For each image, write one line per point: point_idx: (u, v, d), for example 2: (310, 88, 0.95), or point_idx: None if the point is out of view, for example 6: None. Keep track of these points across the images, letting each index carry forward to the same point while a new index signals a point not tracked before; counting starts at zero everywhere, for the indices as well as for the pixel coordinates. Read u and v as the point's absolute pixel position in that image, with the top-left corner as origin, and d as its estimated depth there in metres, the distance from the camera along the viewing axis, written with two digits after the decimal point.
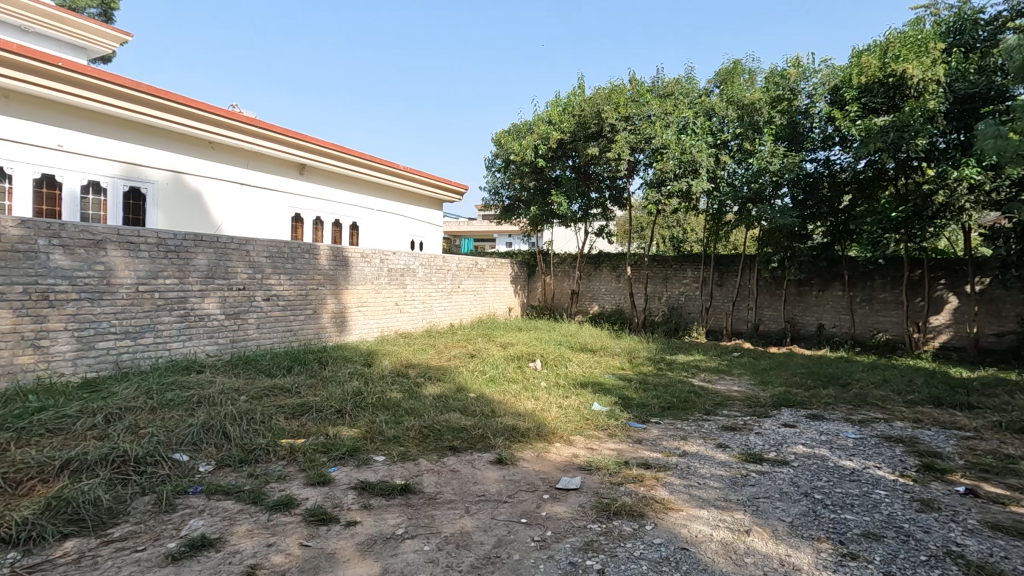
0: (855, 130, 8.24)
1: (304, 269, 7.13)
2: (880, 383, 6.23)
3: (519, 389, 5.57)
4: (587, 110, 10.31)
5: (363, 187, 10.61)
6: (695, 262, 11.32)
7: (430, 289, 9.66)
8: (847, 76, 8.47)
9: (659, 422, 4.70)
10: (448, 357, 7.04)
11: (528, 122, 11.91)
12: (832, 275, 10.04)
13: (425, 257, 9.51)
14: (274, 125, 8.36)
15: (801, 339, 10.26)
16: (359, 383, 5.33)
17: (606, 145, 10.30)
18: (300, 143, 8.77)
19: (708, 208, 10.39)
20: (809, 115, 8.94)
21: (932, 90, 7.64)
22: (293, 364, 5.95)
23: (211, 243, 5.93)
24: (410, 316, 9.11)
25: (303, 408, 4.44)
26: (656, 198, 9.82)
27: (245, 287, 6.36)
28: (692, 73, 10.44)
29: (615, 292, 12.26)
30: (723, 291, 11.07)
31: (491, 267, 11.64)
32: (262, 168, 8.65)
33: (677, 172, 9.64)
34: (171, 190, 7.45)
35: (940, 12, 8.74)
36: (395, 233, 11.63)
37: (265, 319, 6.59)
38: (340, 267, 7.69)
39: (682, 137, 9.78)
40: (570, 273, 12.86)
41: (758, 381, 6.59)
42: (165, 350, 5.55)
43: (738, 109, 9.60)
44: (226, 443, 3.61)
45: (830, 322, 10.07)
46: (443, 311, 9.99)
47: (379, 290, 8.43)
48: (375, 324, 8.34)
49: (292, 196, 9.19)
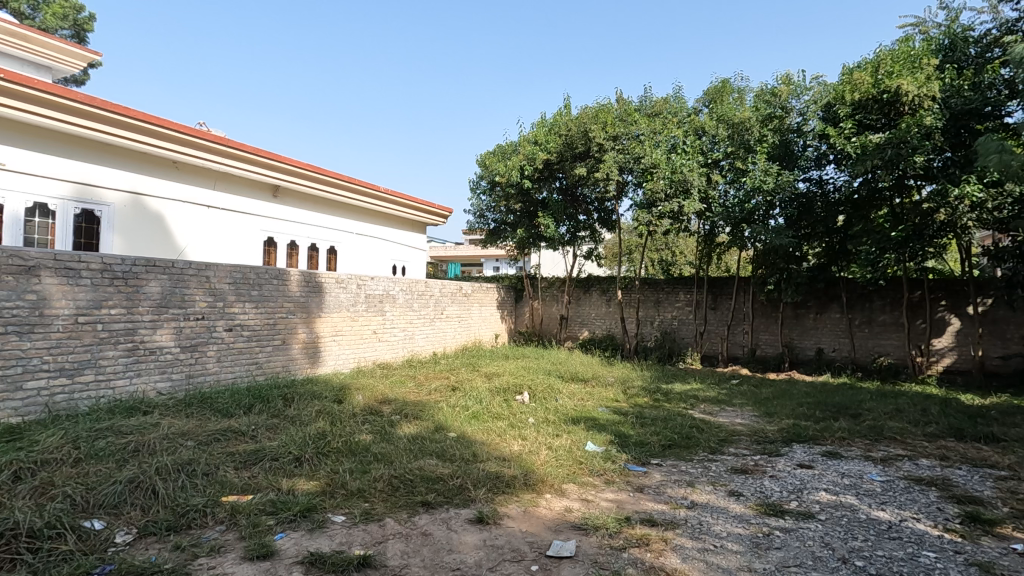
0: (850, 148, 7.97)
1: (272, 297, 6.59)
2: (894, 413, 5.78)
3: (504, 427, 5.04)
4: (574, 129, 10.04)
5: (341, 210, 10.15)
6: (687, 285, 10.95)
7: (411, 315, 9.14)
8: (840, 92, 8.22)
9: (660, 465, 4.20)
10: (429, 391, 6.49)
11: (514, 143, 11.58)
12: (829, 297, 9.70)
13: (406, 282, 9.01)
14: (245, 144, 7.90)
15: (799, 364, 9.84)
16: (325, 424, 4.77)
17: (595, 165, 10.05)
18: (272, 163, 8.32)
19: (700, 229, 10.06)
20: (802, 133, 8.70)
21: (927, 106, 7.41)
22: (254, 403, 5.38)
23: (164, 269, 5.40)
24: (389, 345, 8.57)
25: (256, 455, 3.88)
26: (647, 219, 9.44)
27: (204, 316, 5.81)
28: (680, 92, 10.19)
29: (605, 316, 11.82)
30: (717, 315, 10.68)
31: (476, 293, 11.17)
32: (232, 190, 8.17)
33: (667, 193, 9.31)
34: (129, 213, 6.93)
35: (929, 30, 8.59)
36: (376, 258, 11.15)
37: (226, 351, 6.02)
38: (312, 294, 7.17)
39: (672, 157, 9.46)
40: (558, 297, 12.41)
41: (763, 412, 6.11)
42: (109, 389, 4.96)
43: (728, 128, 9.33)
44: (154, 504, 3.06)
45: (829, 345, 9.69)
46: (425, 339, 9.46)
47: (356, 318, 7.90)
48: (351, 354, 7.80)
49: (265, 219, 8.70)
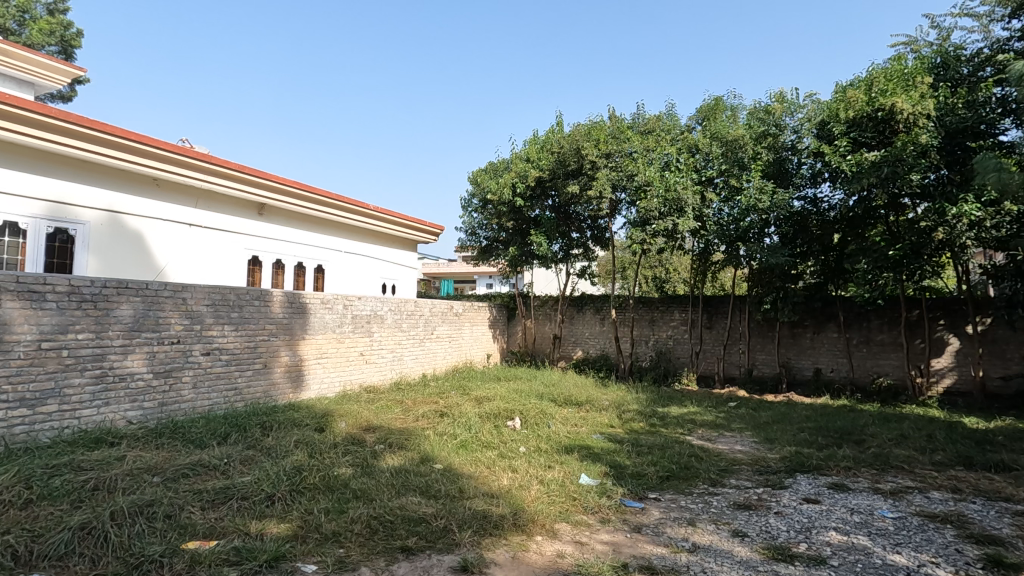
0: (846, 166, 7.85)
1: (253, 318, 6.34)
2: (899, 439, 5.57)
3: (494, 457, 4.78)
4: (566, 147, 9.92)
5: (329, 228, 9.94)
6: (682, 303, 10.78)
7: (400, 336, 8.89)
8: (834, 110, 8.14)
9: (658, 499, 3.96)
10: (416, 416, 6.23)
11: (506, 160, 11.45)
12: (826, 316, 9.54)
13: (394, 302, 8.77)
14: (229, 161, 7.70)
15: (797, 384, 9.64)
16: (302, 456, 4.48)
17: (588, 182, 9.91)
18: (258, 181, 8.13)
19: (695, 247, 9.92)
20: (797, 151, 8.60)
21: (922, 124, 7.32)
22: (230, 432, 5.09)
23: (137, 291, 5.15)
24: (377, 368, 8.30)
25: (224, 494, 3.59)
26: (641, 237, 9.22)
27: (179, 340, 5.54)
28: (673, 110, 10.12)
29: (599, 336, 11.60)
30: (713, 334, 10.49)
31: (468, 312, 10.94)
32: (215, 207, 7.94)
33: (662, 211, 9.15)
34: (106, 231, 6.68)
35: (921, 49, 8.58)
36: (365, 277, 10.93)
37: (203, 377, 5.75)
38: (297, 315, 6.92)
39: (666, 174, 9.33)
40: (551, 316, 12.20)
41: (764, 438, 5.88)
42: (74, 420, 4.68)
43: (722, 145, 9.21)
44: (106, 554, 2.79)
45: (827, 365, 9.50)
46: (415, 360, 9.20)
47: (342, 339, 7.65)
48: (337, 377, 7.53)
49: (249, 237, 8.46)
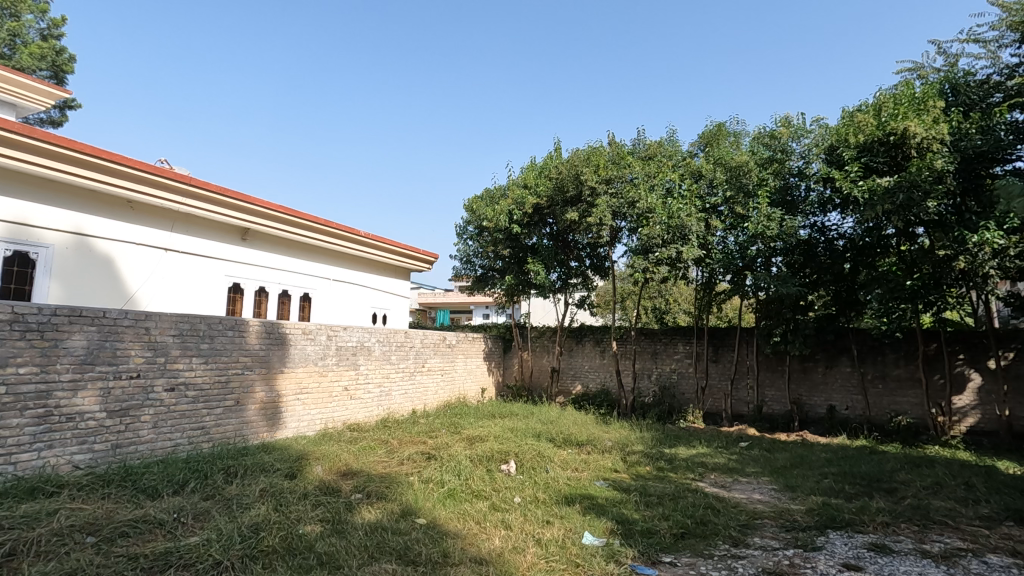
0: (858, 192, 7.47)
1: (225, 350, 5.83)
2: (935, 488, 5.03)
3: (485, 510, 4.23)
4: (565, 173, 9.61)
5: (317, 255, 9.51)
6: (686, 335, 10.30)
7: (389, 369, 8.37)
8: (843, 134, 7.82)
9: (674, 565, 3.41)
10: (402, 460, 5.67)
11: (503, 187, 11.13)
12: (838, 349, 9.05)
13: (383, 332, 8.28)
14: (211, 183, 7.32)
15: (810, 422, 9.09)
16: (265, 509, 3.92)
17: (587, 209, 9.57)
18: (241, 204, 7.73)
19: (699, 277, 9.50)
20: (805, 177, 8.28)
21: (937, 149, 6.98)
22: (189, 479, 4.54)
23: (92, 320, 4.66)
24: (362, 404, 7.75)
25: (164, 560, 3.04)
26: (643, 266, 8.76)
27: (139, 375, 5.02)
28: (674, 136, 9.84)
29: (599, 369, 11.08)
30: (719, 368, 9.97)
31: (461, 343, 10.43)
32: (194, 231, 7.51)
33: (665, 238, 8.72)
34: (71, 255, 6.22)
35: (928, 75, 8.35)
36: (355, 306, 10.46)
37: (165, 415, 5.21)
38: (275, 346, 6.41)
39: (668, 201, 8.95)
40: (549, 348, 11.70)
41: (784, 486, 5.33)
42: (8, 466, 4.12)
43: (726, 171, 8.86)
44: None
45: (841, 402, 8.97)
46: (404, 395, 8.65)
47: (325, 373, 7.13)
48: (318, 414, 6.98)
49: (230, 263, 8.01)
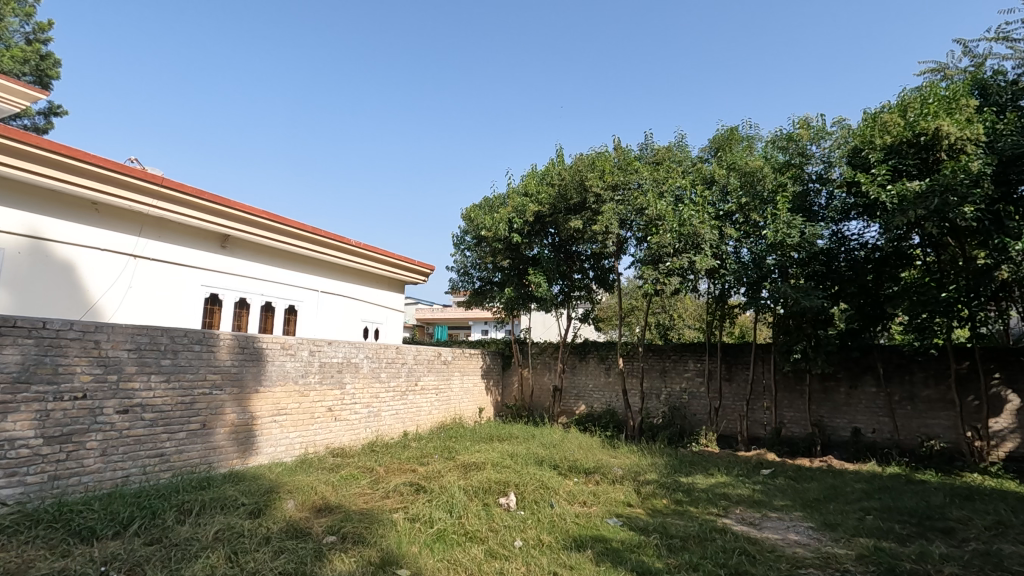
0: (886, 199, 6.86)
1: (191, 367, 5.20)
2: (999, 528, 4.36)
3: (479, 558, 3.57)
4: (568, 179, 9.08)
5: (303, 264, 8.91)
6: (696, 352, 9.66)
7: (378, 388, 7.72)
8: (868, 136, 7.26)
9: None
10: (387, 492, 5.01)
11: (502, 196, 10.59)
12: (862, 367, 8.42)
13: (373, 348, 7.65)
14: (186, 185, 6.75)
15: (833, 446, 8.41)
16: (216, 560, 3.26)
17: (591, 217, 9.02)
18: (220, 208, 7.15)
19: (711, 290, 8.90)
20: (826, 183, 7.71)
21: (972, 151, 6.40)
22: (135, 517, 3.89)
23: (29, 332, 4.06)
24: (348, 426, 7.09)
25: None
26: (653, 276, 8.11)
27: (86, 395, 4.39)
28: (683, 141, 9.32)
29: (604, 388, 10.42)
30: (732, 387, 9.31)
31: (457, 360, 9.78)
32: (165, 236, 6.90)
33: (676, 247, 8.11)
34: (25, 261, 5.62)
35: (955, 75, 7.86)
36: (345, 320, 9.84)
37: (116, 442, 4.57)
38: (249, 363, 5.78)
39: (679, 208, 8.35)
40: (550, 365, 11.06)
41: (822, 524, 4.67)
42: None
43: (739, 176, 8.32)
44: None
45: (866, 425, 8.31)
46: (395, 417, 7.99)
47: (306, 392, 6.49)
48: (297, 438, 6.32)
49: (206, 272, 7.39)
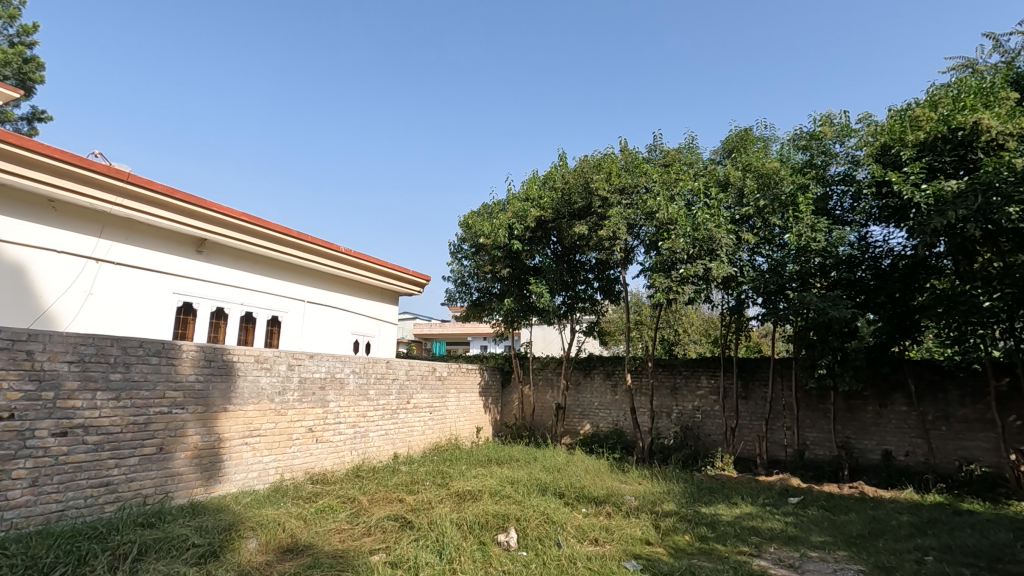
0: (921, 199, 6.26)
1: (148, 383, 4.56)
2: None
3: None
4: (572, 181, 8.53)
5: (287, 272, 8.31)
6: (709, 367, 9.03)
7: (365, 406, 7.06)
8: (898, 131, 6.68)
9: None
10: (368, 529, 4.32)
11: (502, 202, 10.04)
12: (891, 384, 7.78)
13: (360, 362, 7.01)
14: (157, 182, 6.18)
15: (861, 471, 7.73)
16: None
17: (598, 222, 8.44)
18: (195, 209, 6.58)
19: (726, 301, 8.40)
20: (851, 184, 7.10)
21: (1017, 145, 5.80)
22: (59, 565, 3.21)
23: None
24: (330, 449, 6.41)
25: None
26: (665, 284, 7.47)
27: (13, 416, 3.75)
28: (693, 143, 8.79)
29: (611, 406, 9.75)
30: (749, 405, 8.65)
31: (454, 375, 9.13)
32: (131, 237, 6.29)
33: (690, 253, 7.52)
34: None
35: (988, 69, 7.33)
36: (334, 333, 9.20)
37: (50, 471, 3.91)
38: (216, 378, 5.14)
39: (692, 212, 7.76)
40: (553, 382, 10.39)
41: (874, 567, 3.99)
42: None
43: (756, 178, 7.79)
44: None
45: (897, 448, 7.63)
46: (384, 438, 7.32)
47: (283, 411, 5.84)
48: (271, 463, 5.66)
49: (178, 277, 6.77)
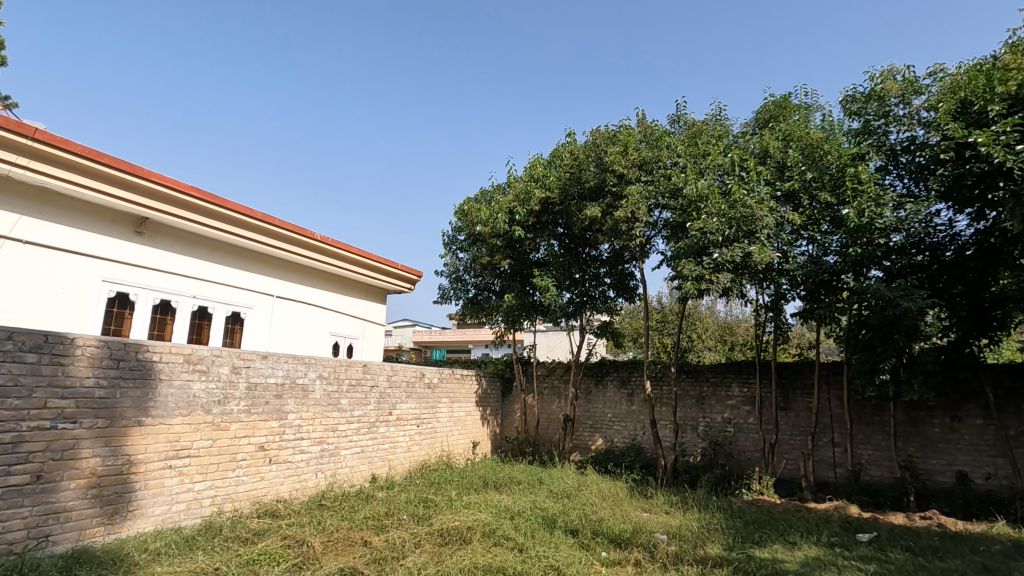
0: (1015, 162, 5.00)
1: (20, 389, 3.39)
2: None
3: None
4: (583, 157, 7.38)
5: (253, 262, 7.17)
6: (741, 373, 7.81)
7: (336, 419, 5.86)
8: (984, 82, 5.48)
9: None
10: None
11: (502, 185, 8.88)
12: (963, 393, 6.52)
13: (330, 366, 5.81)
14: (76, 142, 5.04)
15: (929, 496, 6.47)
16: None
17: (612, 204, 7.29)
18: (128, 179, 5.44)
19: (762, 295, 7.18)
20: (920, 151, 5.90)
21: None
22: None
23: None
24: (288, 472, 5.21)
25: None
26: (696, 271, 6.26)
27: None
28: (722, 114, 7.62)
29: (626, 419, 8.53)
30: (789, 418, 7.42)
31: (446, 382, 7.92)
32: (46, 212, 5.17)
33: (724, 234, 6.32)
34: None
35: None
36: (310, 333, 8.02)
37: None
38: (129, 383, 3.97)
39: (726, 188, 6.56)
40: (559, 391, 9.18)
41: None
42: None
43: (802, 150, 6.61)
44: None
45: (973, 469, 6.37)
46: (358, 457, 6.10)
47: (224, 425, 4.65)
48: (206, 492, 4.46)
49: (108, 262, 5.62)
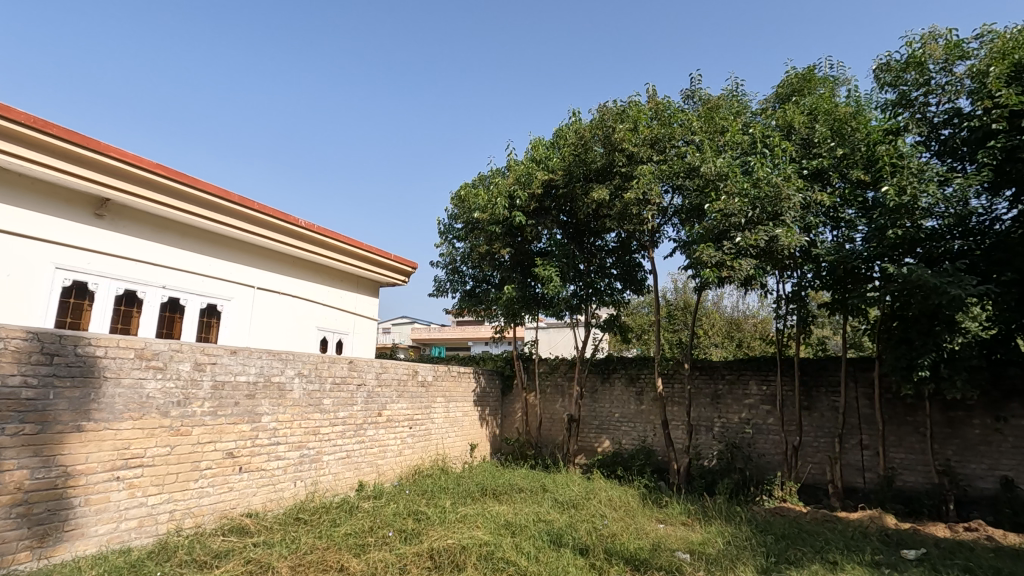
0: None
1: None
2: None
3: None
4: (589, 135, 6.80)
5: (231, 250, 6.59)
6: (760, 369, 7.25)
7: (317, 421, 5.29)
8: None
9: None
10: None
11: (502, 169, 8.29)
12: (1008, 391, 5.94)
13: (310, 363, 5.22)
14: (21, 111, 4.46)
15: (969, 504, 5.92)
16: None
17: (621, 186, 6.72)
18: (84, 154, 4.87)
19: (786, 283, 6.60)
20: (966, 122, 5.32)
21: None
22: None
23: None
24: (261, 481, 4.65)
25: None
26: (715, 257, 5.69)
27: None
28: (741, 89, 7.04)
29: (635, 419, 7.98)
30: (812, 417, 6.86)
31: (441, 381, 7.35)
32: None
33: (746, 217, 5.75)
34: None
35: None
36: (295, 327, 7.45)
37: None
38: (66, 381, 3.39)
39: (748, 166, 5.98)
40: (563, 389, 8.62)
41: None
42: None
43: (830, 124, 6.02)
44: None
45: (1019, 474, 5.80)
46: (343, 463, 5.54)
47: (185, 430, 4.08)
48: (162, 506, 3.90)
49: (64, 248, 5.05)
